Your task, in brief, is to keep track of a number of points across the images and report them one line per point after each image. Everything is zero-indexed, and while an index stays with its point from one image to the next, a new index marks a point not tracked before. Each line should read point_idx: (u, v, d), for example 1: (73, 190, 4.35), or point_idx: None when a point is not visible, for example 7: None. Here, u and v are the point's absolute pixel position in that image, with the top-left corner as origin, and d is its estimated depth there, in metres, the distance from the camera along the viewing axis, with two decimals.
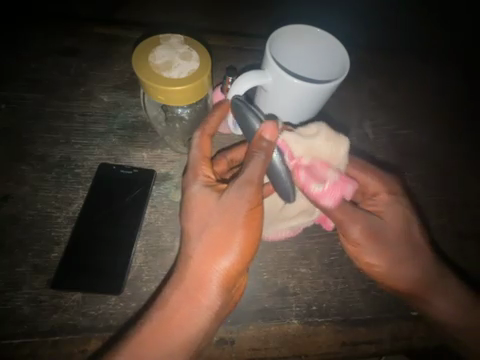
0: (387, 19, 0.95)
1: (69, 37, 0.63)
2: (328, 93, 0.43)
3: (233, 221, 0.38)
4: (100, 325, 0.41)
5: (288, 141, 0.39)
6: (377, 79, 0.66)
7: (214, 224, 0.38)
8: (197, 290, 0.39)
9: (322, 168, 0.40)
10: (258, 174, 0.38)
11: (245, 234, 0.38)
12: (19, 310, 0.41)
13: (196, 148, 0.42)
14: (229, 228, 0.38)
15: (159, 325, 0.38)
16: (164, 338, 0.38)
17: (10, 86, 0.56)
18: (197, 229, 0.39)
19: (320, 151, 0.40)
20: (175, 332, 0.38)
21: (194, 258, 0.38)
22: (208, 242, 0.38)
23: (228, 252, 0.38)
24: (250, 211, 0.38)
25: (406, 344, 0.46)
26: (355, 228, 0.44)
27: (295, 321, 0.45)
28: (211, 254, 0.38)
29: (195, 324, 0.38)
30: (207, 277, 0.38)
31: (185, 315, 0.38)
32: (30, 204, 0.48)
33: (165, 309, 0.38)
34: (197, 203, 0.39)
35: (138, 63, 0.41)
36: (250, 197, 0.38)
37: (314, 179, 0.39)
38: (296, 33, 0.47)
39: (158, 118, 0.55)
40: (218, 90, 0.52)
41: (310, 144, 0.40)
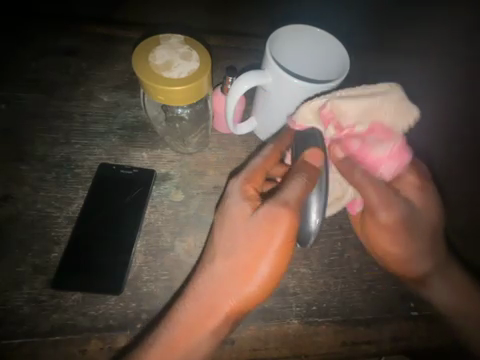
0: (387, 19, 0.95)
1: (68, 37, 0.63)
2: (328, 94, 0.43)
3: (260, 247, 0.40)
4: (100, 325, 0.41)
5: (346, 106, 0.40)
6: (378, 78, 0.66)
7: (242, 247, 0.40)
8: (210, 312, 0.40)
9: (383, 135, 0.40)
10: (295, 196, 0.39)
11: (270, 266, 0.39)
12: (19, 310, 0.41)
13: (261, 158, 0.45)
14: (255, 254, 0.40)
15: (168, 341, 0.39)
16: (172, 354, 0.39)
17: (10, 86, 0.56)
18: (225, 249, 0.41)
19: (385, 117, 0.40)
20: (182, 348, 0.39)
21: (216, 278, 0.40)
22: (233, 265, 0.40)
23: (251, 281, 0.39)
24: (280, 244, 0.39)
25: (407, 345, 0.46)
26: (384, 211, 0.44)
27: (296, 322, 0.45)
28: (233, 278, 0.40)
29: (200, 342, 0.39)
30: (224, 299, 0.40)
31: (192, 335, 0.39)
32: (30, 204, 0.47)
33: (177, 326, 0.39)
34: (233, 217, 0.42)
35: (138, 63, 0.41)
36: (282, 218, 0.39)
37: (370, 146, 0.41)
38: (296, 33, 0.47)
39: (158, 118, 0.56)
40: (218, 90, 0.51)
41: (372, 109, 0.40)
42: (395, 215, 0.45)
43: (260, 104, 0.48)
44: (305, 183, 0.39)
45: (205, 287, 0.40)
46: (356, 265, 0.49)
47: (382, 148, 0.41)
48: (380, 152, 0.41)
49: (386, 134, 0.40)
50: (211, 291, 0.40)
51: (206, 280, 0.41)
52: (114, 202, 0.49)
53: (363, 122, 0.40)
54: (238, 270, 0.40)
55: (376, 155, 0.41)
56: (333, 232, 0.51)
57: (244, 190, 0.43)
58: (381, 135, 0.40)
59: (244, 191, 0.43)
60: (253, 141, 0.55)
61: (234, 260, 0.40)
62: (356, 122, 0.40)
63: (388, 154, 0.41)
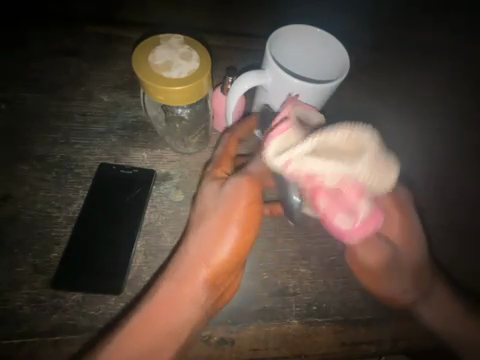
0: (387, 20, 0.95)
1: (68, 37, 0.63)
2: (330, 94, 0.43)
3: (230, 215, 0.39)
4: (100, 325, 0.41)
5: (312, 163, 0.34)
6: (377, 79, 0.66)
7: (210, 216, 0.40)
8: (188, 281, 0.40)
9: (351, 196, 0.35)
10: (259, 171, 0.41)
11: (239, 228, 0.39)
12: (19, 310, 0.41)
13: (220, 149, 0.46)
14: (217, 217, 0.39)
15: (147, 317, 0.39)
16: (157, 325, 0.39)
17: (10, 86, 0.56)
18: (198, 221, 0.41)
19: (361, 174, 0.34)
20: (163, 321, 0.39)
21: (192, 248, 0.40)
22: (206, 233, 0.40)
23: (223, 243, 0.39)
24: (247, 206, 0.39)
25: (406, 345, 0.46)
26: (369, 256, 0.43)
27: (295, 321, 0.45)
28: (204, 244, 0.40)
29: (183, 311, 0.40)
30: (198, 269, 0.40)
31: (170, 305, 0.40)
32: (31, 204, 0.48)
33: (157, 301, 0.39)
34: (204, 197, 0.41)
35: (138, 62, 0.41)
36: (248, 189, 0.39)
37: (335, 209, 0.36)
38: (295, 31, 0.47)
39: (158, 118, 0.55)
40: (218, 90, 0.51)
41: (347, 167, 0.34)
42: (380, 252, 0.44)
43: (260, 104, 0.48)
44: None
45: (181, 259, 0.40)
46: None
47: (350, 214, 0.37)
48: (343, 223, 0.37)
49: (356, 194, 0.35)
50: (189, 261, 0.40)
51: (184, 251, 0.40)
52: (115, 202, 0.50)
53: (333, 177, 0.35)
54: (208, 238, 0.39)
55: (340, 226, 0.37)
56: None
57: (215, 175, 0.43)
58: (350, 195, 0.36)
59: (213, 173, 0.43)
60: (253, 141, 0.55)
61: (204, 227, 0.40)
62: (329, 177, 0.35)
63: (352, 227, 0.37)
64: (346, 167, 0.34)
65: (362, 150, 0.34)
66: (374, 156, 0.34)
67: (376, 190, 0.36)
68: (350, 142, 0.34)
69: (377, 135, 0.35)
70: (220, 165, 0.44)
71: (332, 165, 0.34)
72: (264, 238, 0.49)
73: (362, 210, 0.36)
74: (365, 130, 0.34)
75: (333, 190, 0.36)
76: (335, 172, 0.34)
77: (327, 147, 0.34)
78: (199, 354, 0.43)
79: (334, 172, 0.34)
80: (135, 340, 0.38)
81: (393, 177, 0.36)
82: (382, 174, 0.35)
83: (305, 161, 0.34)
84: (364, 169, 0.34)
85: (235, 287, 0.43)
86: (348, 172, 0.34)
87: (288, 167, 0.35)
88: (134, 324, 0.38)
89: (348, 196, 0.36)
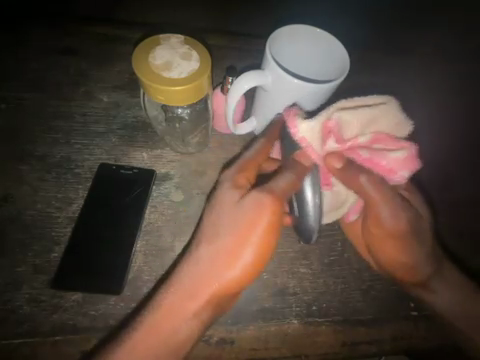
0: (387, 19, 0.95)
1: (68, 37, 0.63)
2: (330, 94, 0.43)
3: (245, 232, 0.40)
4: (100, 325, 0.42)
5: (348, 115, 0.39)
6: (378, 78, 0.66)
7: (221, 232, 0.41)
8: (192, 297, 0.40)
9: (389, 142, 0.39)
10: (283, 187, 0.41)
11: (253, 251, 0.40)
12: (19, 310, 0.41)
13: (253, 151, 0.45)
14: (228, 235, 0.40)
15: (150, 327, 0.39)
16: (160, 336, 0.39)
17: (10, 86, 0.56)
18: (207, 235, 0.41)
19: (388, 125, 0.40)
20: (166, 332, 0.39)
21: (200, 264, 0.40)
22: (216, 252, 0.40)
23: (234, 265, 0.40)
24: (261, 227, 0.40)
25: (406, 345, 0.46)
26: (387, 213, 0.43)
27: (296, 322, 0.45)
28: (214, 264, 0.40)
29: (182, 328, 0.40)
30: (207, 284, 0.40)
31: (172, 319, 0.40)
32: (30, 204, 0.48)
33: (161, 315, 0.40)
34: (221, 203, 0.42)
35: (137, 62, 0.41)
36: (269, 207, 0.40)
37: (378, 153, 0.39)
38: (296, 31, 0.46)
39: (158, 118, 0.54)
40: (218, 90, 0.51)
41: (378, 116, 0.39)
42: (397, 221, 0.43)
43: (260, 104, 0.48)
44: (295, 177, 0.41)
45: (190, 275, 0.40)
46: (356, 265, 0.49)
47: (398, 152, 0.39)
48: (394, 156, 0.39)
49: (390, 139, 0.39)
50: (196, 278, 0.40)
51: (194, 267, 0.41)
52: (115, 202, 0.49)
53: (367, 131, 0.40)
54: (218, 254, 0.40)
55: (388, 161, 0.39)
56: (333, 232, 0.50)
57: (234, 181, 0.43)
58: (388, 142, 0.39)
59: (236, 180, 0.43)
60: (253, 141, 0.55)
61: (214, 244, 0.41)
62: (357, 132, 0.40)
63: (402, 156, 0.39)
64: (382, 108, 0.40)
65: (385, 102, 0.40)
66: (396, 108, 0.40)
67: (399, 132, 0.40)
68: (370, 100, 0.41)
69: (395, 98, 0.41)
70: (244, 170, 0.44)
71: (364, 115, 0.39)
72: None
73: (399, 146, 0.39)
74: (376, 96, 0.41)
75: (370, 137, 0.39)
76: (366, 118, 0.39)
77: (350, 106, 0.40)
78: (200, 353, 0.43)
79: (365, 122, 0.39)
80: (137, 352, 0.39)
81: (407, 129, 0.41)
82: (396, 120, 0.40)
83: (341, 113, 0.39)
84: (387, 109, 0.40)
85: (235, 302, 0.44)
86: (384, 127, 0.40)
87: (327, 124, 0.39)
88: (137, 334, 0.39)
89: (384, 142, 0.39)
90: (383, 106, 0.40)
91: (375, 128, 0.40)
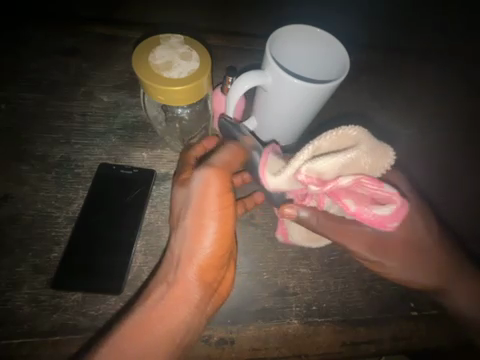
0: (387, 20, 0.95)
1: (68, 37, 0.63)
2: (330, 94, 0.43)
3: (201, 208, 0.36)
4: (100, 325, 0.42)
5: (320, 164, 0.35)
6: (378, 79, 0.66)
7: (182, 218, 0.38)
8: (178, 280, 0.38)
9: (372, 187, 0.35)
10: (226, 159, 0.37)
11: (215, 219, 0.36)
12: (19, 310, 0.41)
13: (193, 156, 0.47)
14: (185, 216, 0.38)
15: (138, 320, 0.36)
16: (152, 329, 0.36)
17: (10, 86, 0.56)
18: (174, 224, 0.40)
19: (366, 161, 0.37)
20: (160, 324, 0.37)
21: (174, 250, 0.39)
22: (184, 234, 0.38)
23: (202, 239, 0.37)
24: (218, 195, 0.36)
25: (406, 345, 0.46)
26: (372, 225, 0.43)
27: (296, 322, 0.45)
28: (185, 244, 0.37)
29: (179, 315, 0.38)
30: (186, 264, 0.38)
31: (165, 308, 0.37)
32: (30, 204, 0.48)
33: (149, 306, 0.37)
34: (177, 202, 0.40)
35: (138, 62, 0.41)
36: (217, 180, 0.35)
37: (363, 204, 0.37)
38: (296, 32, 0.46)
39: (158, 118, 0.55)
40: (218, 90, 0.51)
41: (354, 161, 0.36)
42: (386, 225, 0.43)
43: (260, 104, 0.48)
44: (236, 147, 0.39)
45: (171, 261, 0.39)
46: (356, 265, 0.49)
47: (385, 208, 0.37)
48: (381, 211, 0.37)
49: (374, 181, 0.35)
50: (177, 260, 0.38)
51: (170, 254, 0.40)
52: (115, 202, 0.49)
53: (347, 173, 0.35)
54: (184, 233, 0.38)
55: (372, 214, 0.37)
56: None
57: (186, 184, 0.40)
58: (369, 182, 0.35)
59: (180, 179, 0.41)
60: None
61: (180, 226, 0.38)
62: (338, 173, 0.35)
63: (389, 214, 0.38)
64: (352, 155, 0.35)
65: (356, 144, 0.36)
66: (368, 144, 0.37)
67: (377, 168, 0.38)
68: (339, 137, 0.37)
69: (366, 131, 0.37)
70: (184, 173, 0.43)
71: (340, 160, 0.35)
72: (264, 238, 0.49)
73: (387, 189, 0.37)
74: (349, 126, 0.37)
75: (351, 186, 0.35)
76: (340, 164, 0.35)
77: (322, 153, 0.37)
78: (199, 353, 0.43)
79: (343, 166, 0.36)
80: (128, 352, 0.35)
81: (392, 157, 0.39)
82: (375, 154, 0.38)
83: (312, 163, 0.35)
84: (365, 149, 0.36)
85: (228, 282, 0.42)
86: (356, 170, 0.37)
87: (298, 175, 0.35)
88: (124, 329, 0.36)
89: (367, 187, 0.35)
90: (356, 148, 0.36)
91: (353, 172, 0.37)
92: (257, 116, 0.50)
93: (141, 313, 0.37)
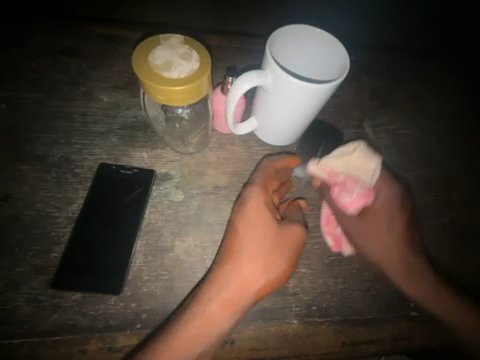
0: (387, 21, 0.96)
1: (67, 36, 0.63)
2: (330, 94, 0.43)
3: (277, 252, 0.43)
4: (100, 325, 0.42)
5: (332, 162, 0.46)
6: (378, 79, 0.66)
7: (248, 236, 0.43)
8: (236, 298, 0.42)
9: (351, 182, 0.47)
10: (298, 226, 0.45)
11: (285, 264, 0.43)
12: (18, 310, 0.41)
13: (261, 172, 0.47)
14: (253, 239, 0.43)
15: (187, 329, 0.40)
16: (200, 335, 0.40)
17: (10, 86, 0.56)
18: (232, 244, 0.43)
19: (358, 166, 0.46)
20: (209, 333, 0.41)
21: (240, 271, 0.42)
22: (256, 262, 0.42)
23: (270, 274, 0.42)
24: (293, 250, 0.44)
25: (406, 345, 0.46)
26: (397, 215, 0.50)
27: (296, 322, 0.45)
28: (254, 274, 0.42)
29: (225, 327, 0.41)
30: (247, 289, 0.42)
31: (217, 320, 0.41)
32: (30, 204, 0.48)
33: (201, 315, 0.41)
34: (252, 213, 0.43)
35: (138, 62, 0.41)
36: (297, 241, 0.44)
37: (342, 192, 0.48)
38: (297, 33, 0.47)
39: (158, 118, 0.54)
40: (218, 90, 0.51)
41: (350, 162, 0.46)
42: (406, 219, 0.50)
43: (260, 104, 0.48)
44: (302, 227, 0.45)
45: (232, 278, 0.42)
46: (356, 265, 0.49)
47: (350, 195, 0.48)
48: (348, 199, 0.48)
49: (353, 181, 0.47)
50: (241, 281, 0.42)
51: (231, 266, 0.42)
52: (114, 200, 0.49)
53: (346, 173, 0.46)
54: (249, 259, 0.42)
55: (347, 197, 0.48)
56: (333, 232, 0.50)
57: (261, 192, 0.44)
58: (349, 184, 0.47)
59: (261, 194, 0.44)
60: (253, 141, 0.56)
61: (242, 249, 0.43)
62: (341, 173, 0.46)
63: (353, 198, 0.49)
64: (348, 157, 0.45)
65: (356, 150, 0.46)
66: (361, 155, 0.45)
67: (355, 174, 0.46)
68: (350, 149, 0.46)
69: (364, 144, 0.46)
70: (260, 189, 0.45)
71: (343, 161, 0.46)
72: None
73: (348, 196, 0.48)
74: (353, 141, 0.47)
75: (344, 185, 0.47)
76: (345, 165, 0.46)
77: (337, 160, 0.46)
78: None
79: (347, 165, 0.46)
80: (174, 356, 0.39)
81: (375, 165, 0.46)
82: (362, 161, 0.46)
83: (329, 159, 0.46)
84: (357, 156, 0.46)
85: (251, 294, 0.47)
86: (356, 174, 0.46)
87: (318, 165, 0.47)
88: (177, 332, 0.40)
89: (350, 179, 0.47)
90: (353, 154, 0.45)
91: (352, 174, 0.46)
92: (257, 116, 0.50)
93: (194, 320, 0.40)
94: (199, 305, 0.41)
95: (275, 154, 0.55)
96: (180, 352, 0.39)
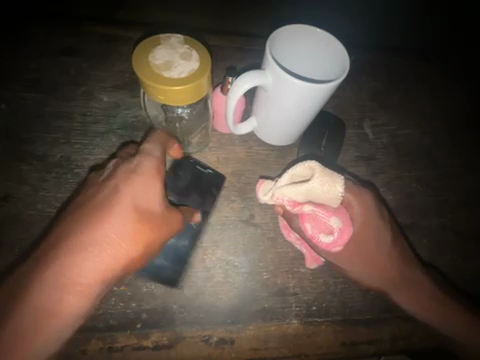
0: (387, 21, 0.96)
1: (67, 36, 0.62)
2: (330, 94, 0.43)
3: (151, 220, 0.39)
4: (100, 325, 0.42)
5: (288, 191, 0.38)
6: (378, 79, 0.66)
7: (132, 187, 0.39)
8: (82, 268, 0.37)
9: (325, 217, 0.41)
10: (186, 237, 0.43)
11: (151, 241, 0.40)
12: None
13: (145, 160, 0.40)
14: (137, 182, 0.39)
15: (67, 275, 0.36)
16: (72, 305, 0.36)
17: (10, 86, 0.56)
18: (143, 183, 0.39)
19: (320, 195, 0.39)
20: (67, 311, 0.36)
21: (114, 239, 0.38)
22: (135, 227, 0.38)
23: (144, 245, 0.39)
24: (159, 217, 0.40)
25: (405, 345, 0.47)
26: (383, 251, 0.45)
27: (295, 322, 0.45)
28: (127, 241, 0.38)
29: (68, 311, 0.36)
30: (121, 258, 0.38)
31: (78, 295, 0.37)
32: (30, 204, 0.48)
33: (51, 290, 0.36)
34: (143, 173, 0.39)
35: (138, 62, 0.41)
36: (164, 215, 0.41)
37: (318, 229, 0.41)
38: (296, 33, 0.46)
39: (158, 118, 0.55)
40: (218, 90, 0.51)
41: (310, 191, 0.38)
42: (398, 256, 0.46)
43: (260, 104, 0.48)
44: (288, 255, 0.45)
45: (98, 247, 0.37)
46: None
47: (329, 235, 0.41)
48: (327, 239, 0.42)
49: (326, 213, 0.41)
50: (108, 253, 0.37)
51: (110, 214, 0.38)
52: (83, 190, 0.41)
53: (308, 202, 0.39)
54: (135, 200, 0.39)
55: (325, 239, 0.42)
56: None
57: (152, 166, 0.40)
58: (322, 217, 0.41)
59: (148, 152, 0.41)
60: (253, 141, 0.55)
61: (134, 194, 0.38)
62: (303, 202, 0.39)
63: (334, 240, 0.42)
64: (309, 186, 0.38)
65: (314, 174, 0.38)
66: (321, 180, 0.38)
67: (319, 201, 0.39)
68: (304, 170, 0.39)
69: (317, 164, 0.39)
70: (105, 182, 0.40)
71: (302, 189, 0.38)
72: (264, 237, 0.49)
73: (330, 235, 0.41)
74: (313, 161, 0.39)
75: (319, 224, 0.41)
76: (304, 193, 0.38)
77: (294, 187, 0.38)
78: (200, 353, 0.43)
79: (307, 193, 0.38)
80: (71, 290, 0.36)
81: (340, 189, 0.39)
82: (323, 189, 0.38)
83: (285, 189, 0.38)
84: (317, 185, 0.38)
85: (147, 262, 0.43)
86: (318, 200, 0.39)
87: (274, 196, 0.39)
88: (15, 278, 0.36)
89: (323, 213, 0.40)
90: (313, 181, 0.38)
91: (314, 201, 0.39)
92: (257, 116, 0.50)
93: (80, 267, 0.36)
94: (75, 252, 0.36)
95: (276, 154, 0.55)
96: (73, 295, 0.36)
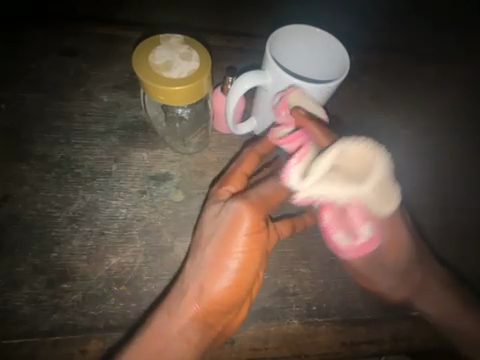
0: (387, 22, 0.96)
1: (68, 37, 0.63)
2: (330, 94, 0.43)
3: (228, 244, 0.40)
4: (100, 325, 0.42)
5: (321, 187, 0.40)
6: (378, 79, 0.66)
7: (211, 225, 0.41)
8: (187, 302, 0.40)
9: (358, 216, 0.43)
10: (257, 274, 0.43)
11: (237, 264, 0.39)
12: (19, 310, 0.42)
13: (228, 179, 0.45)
14: (230, 249, 0.40)
15: (145, 348, 0.39)
16: (171, 337, 0.40)
17: (10, 86, 0.56)
18: (212, 269, 0.40)
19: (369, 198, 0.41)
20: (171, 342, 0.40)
21: (197, 274, 0.41)
22: (213, 257, 0.40)
23: (222, 275, 0.40)
24: (247, 235, 0.39)
25: (406, 345, 0.46)
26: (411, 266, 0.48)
27: (296, 322, 0.45)
28: (206, 273, 0.40)
29: (176, 342, 0.40)
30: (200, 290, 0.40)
31: (177, 329, 0.40)
32: (30, 204, 0.48)
33: (154, 327, 0.40)
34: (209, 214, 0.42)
35: (138, 62, 0.41)
36: (248, 221, 0.39)
37: (338, 227, 0.45)
38: (296, 33, 0.47)
39: (158, 118, 0.54)
40: (218, 90, 0.52)
41: (359, 192, 0.40)
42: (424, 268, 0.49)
43: (260, 104, 0.48)
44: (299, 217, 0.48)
45: (191, 277, 0.41)
46: None
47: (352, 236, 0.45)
48: (343, 239, 0.45)
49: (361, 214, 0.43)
50: (192, 281, 0.41)
51: (192, 264, 0.41)
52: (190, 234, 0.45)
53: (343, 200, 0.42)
54: (212, 238, 0.41)
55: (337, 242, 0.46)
56: None
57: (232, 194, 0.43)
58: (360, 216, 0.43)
59: (217, 193, 0.44)
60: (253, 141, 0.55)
61: (225, 270, 0.40)
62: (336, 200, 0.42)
63: (350, 246, 0.45)
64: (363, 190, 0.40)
65: (367, 177, 0.40)
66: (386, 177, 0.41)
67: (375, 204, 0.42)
68: (359, 154, 0.40)
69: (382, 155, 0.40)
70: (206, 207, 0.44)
71: (352, 189, 0.40)
72: None
73: (362, 235, 0.45)
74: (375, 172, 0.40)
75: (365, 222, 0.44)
76: (344, 193, 0.41)
77: (339, 176, 0.40)
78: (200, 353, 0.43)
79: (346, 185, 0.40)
80: (164, 333, 0.40)
81: (396, 203, 0.43)
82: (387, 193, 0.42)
83: (315, 187, 0.40)
84: (370, 190, 0.41)
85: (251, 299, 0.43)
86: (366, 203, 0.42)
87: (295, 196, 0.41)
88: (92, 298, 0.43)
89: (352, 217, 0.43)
90: (364, 187, 0.40)
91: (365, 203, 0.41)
92: (257, 116, 0.50)
93: (177, 304, 0.40)
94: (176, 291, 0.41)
95: None
96: (172, 333, 0.40)
